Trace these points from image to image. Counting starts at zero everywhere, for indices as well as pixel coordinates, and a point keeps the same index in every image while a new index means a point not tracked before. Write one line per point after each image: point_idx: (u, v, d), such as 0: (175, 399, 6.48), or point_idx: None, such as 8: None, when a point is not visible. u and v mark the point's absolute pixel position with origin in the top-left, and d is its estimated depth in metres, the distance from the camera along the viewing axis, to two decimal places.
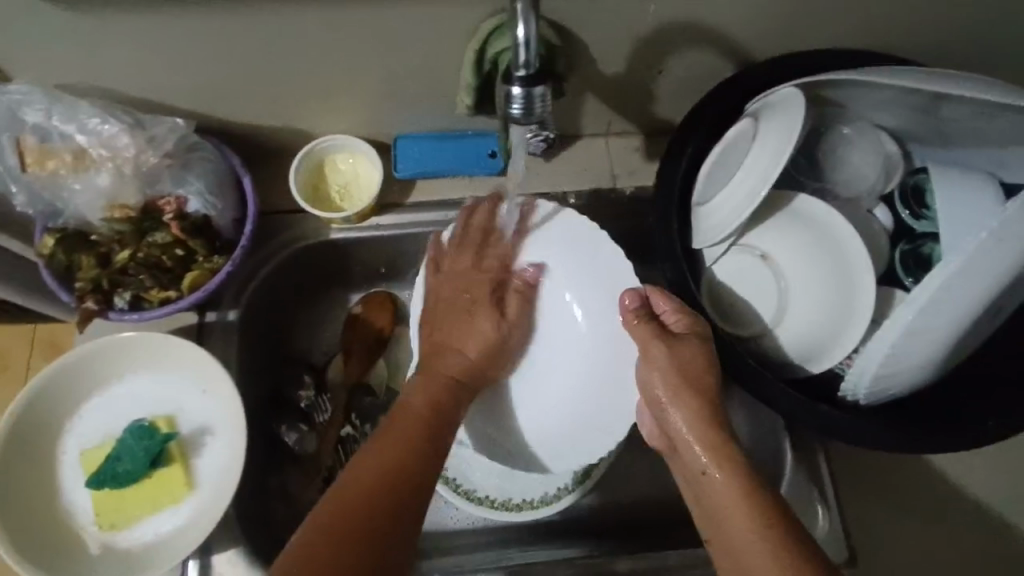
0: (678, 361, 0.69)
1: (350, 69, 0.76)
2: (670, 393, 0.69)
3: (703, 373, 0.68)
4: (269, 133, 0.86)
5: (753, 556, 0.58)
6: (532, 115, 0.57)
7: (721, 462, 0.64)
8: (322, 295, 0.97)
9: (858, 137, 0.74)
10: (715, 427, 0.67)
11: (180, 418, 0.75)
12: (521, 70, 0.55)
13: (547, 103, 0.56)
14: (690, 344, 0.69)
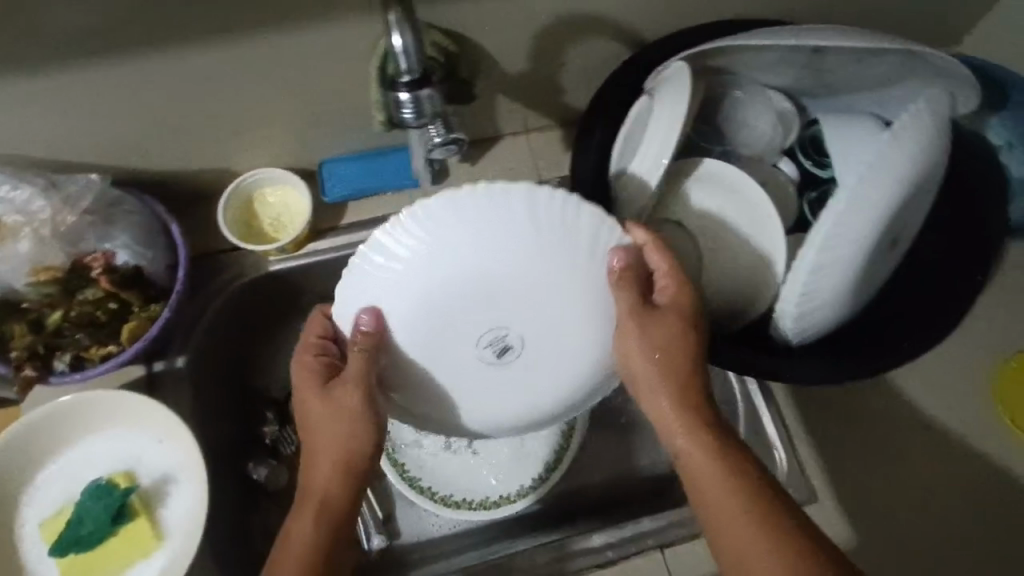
0: (656, 338, 0.66)
1: (259, 103, 0.78)
2: (647, 372, 0.67)
3: (683, 349, 0.67)
4: (191, 178, 0.86)
5: (740, 537, 0.60)
6: (424, 116, 0.60)
7: (707, 441, 0.64)
8: (277, 329, 0.97)
9: (751, 98, 0.78)
10: (695, 405, 0.66)
11: (139, 471, 0.74)
12: (405, 77, 0.58)
13: (438, 103, 0.60)
14: (672, 318, 0.66)
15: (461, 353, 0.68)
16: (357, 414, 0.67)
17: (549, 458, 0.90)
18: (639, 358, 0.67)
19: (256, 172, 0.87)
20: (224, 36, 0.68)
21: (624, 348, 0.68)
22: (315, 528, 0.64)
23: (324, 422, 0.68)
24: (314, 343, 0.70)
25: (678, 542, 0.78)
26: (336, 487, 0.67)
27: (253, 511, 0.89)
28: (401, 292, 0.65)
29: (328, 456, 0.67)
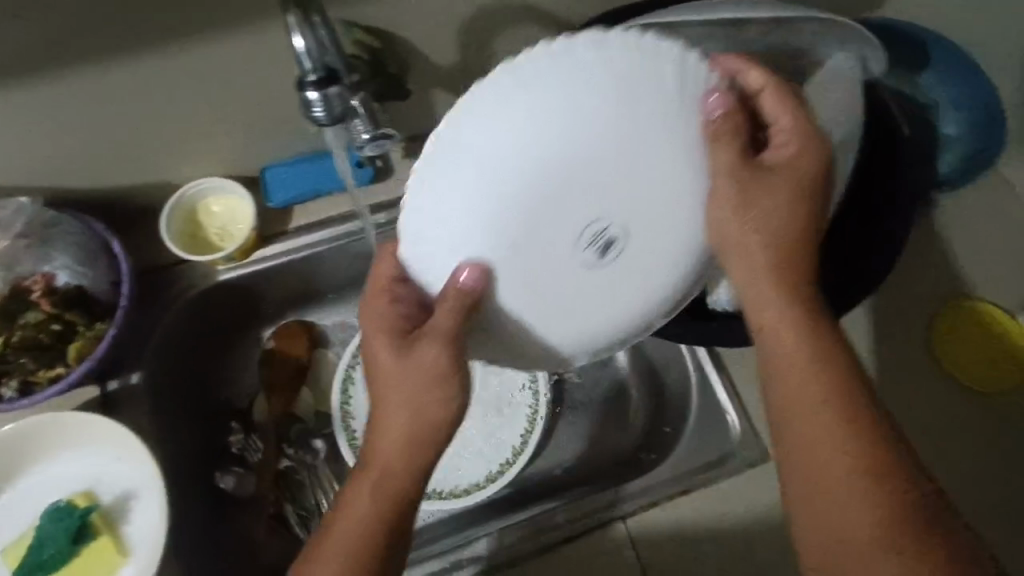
0: (765, 202, 0.58)
1: (190, 114, 0.78)
2: (748, 241, 0.59)
3: (785, 246, 0.59)
4: (130, 195, 0.85)
5: (821, 442, 0.55)
6: (336, 114, 0.59)
7: (810, 364, 0.56)
8: (234, 339, 0.97)
9: None
10: (806, 315, 0.58)
11: (99, 489, 0.74)
12: (310, 76, 0.57)
13: (348, 99, 0.58)
14: (786, 184, 0.58)
15: (558, 243, 0.59)
16: (433, 360, 0.58)
17: (515, 442, 0.91)
18: (738, 246, 0.60)
19: (200, 181, 0.86)
20: (140, 48, 0.67)
21: (724, 227, 0.60)
22: (383, 489, 0.60)
23: (402, 369, 0.59)
24: (382, 284, 0.60)
25: (638, 510, 0.80)
26: (414, 440, 0.60)
27: (223, 521, 0.89)
28: (472, 185, 0.55)
29: (404, 407, 0.59)
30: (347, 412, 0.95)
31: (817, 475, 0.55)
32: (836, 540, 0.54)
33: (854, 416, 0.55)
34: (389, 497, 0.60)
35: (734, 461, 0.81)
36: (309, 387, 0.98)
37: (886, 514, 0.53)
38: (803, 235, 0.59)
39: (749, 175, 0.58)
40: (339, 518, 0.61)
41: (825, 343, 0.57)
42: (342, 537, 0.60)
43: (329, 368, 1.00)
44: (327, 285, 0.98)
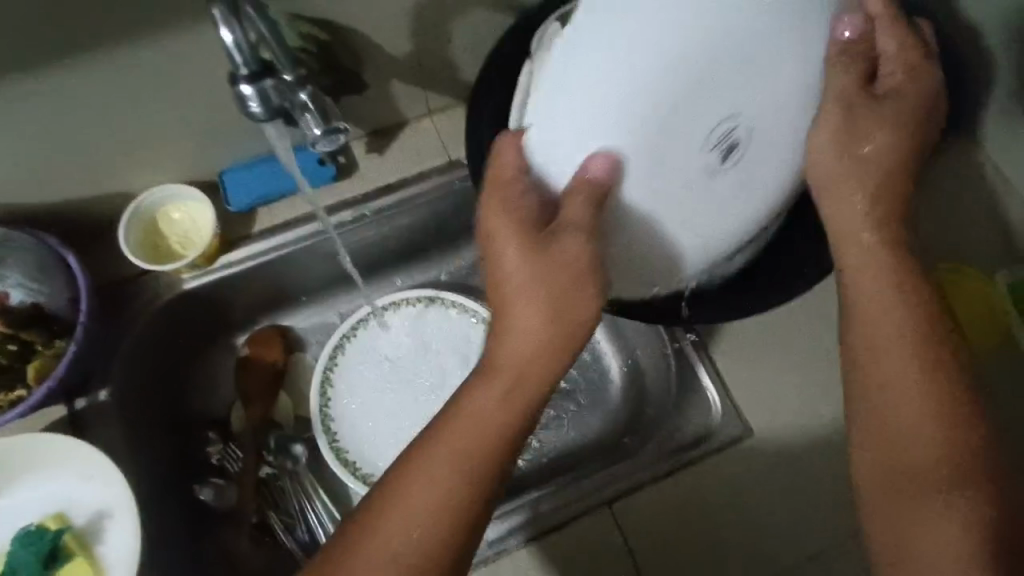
0: (899, 125, 0.61)
1: (139, 120, 0.76)
2: (846, 169, 0.62)
3: (888, 180, 0.62)
4: (85, 208, 0.83)
5: (894, 358, 0.60)
6: (271, 107, 0.60)
7: (896, 306, 0.61)
8: (209, 347, 0.96)
9: None
10: (892, 264, 0.62)
11: (71, 512, 0.72)
12: (244, 70, 0.58)
13: (283, 91, 0.60)
14: (897, 113, 0.61)
15: (681, 143, 0.61)
16: (570, 260, 0.57)
17: None
18: (836, 173, 0.62)
19: (164, 187, 0.84)
20: (75, 54, 0.65)
21: (821, 157, 0.63)
22: (501, 408, 0.58)
23: (534, 266, 0.57)
24: (509, 175, 0.60)
25: (623, 496, 0.79)
26: (540, 346, 0.58)
27: (206, 536, 0.87)
28: (678, 52, 0.57)
29: (529, 312, 0.58)
30: (326, 415, 0.94)
31: (883, 405, 0.60)
32: (893, 466, 0.59)
33: (932, 359, 0.60)
34: (503, 411, 0.58)
35: (716, 438, 0.81)
36: (287, 392, 0.96)
37: (945, 453, 0.58)
38: (909, 166, 0.62)
39: (863, 102, 0.61)
40: (447, 427, 0.58)
41: (910, 291, 0.61)
42: (448, 446, 0.57)
43: (307, 371, 0.99)
44: (298, 287, 0.96)
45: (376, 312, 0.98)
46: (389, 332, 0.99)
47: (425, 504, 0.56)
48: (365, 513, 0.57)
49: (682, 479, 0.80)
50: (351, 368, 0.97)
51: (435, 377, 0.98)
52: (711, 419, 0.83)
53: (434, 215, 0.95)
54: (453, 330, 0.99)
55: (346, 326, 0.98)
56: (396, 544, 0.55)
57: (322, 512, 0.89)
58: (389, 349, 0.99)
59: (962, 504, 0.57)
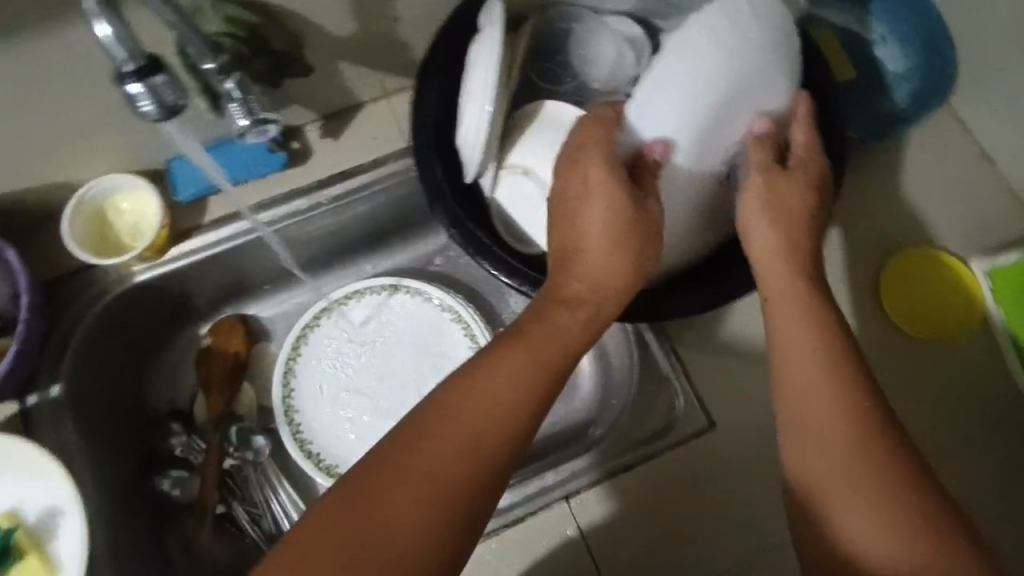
0: (789, 195, 0.63)
1: (73, 107, 0.73)
2: (753, 215, 0.64)
3: (793, 238, 0.63)
4: (28, 198, 0.81)
5: (819, 400, 0.57)
6: (170, 108, 0.52)
7: (808, 324, 0.60)
8: (169, 337, 0.95)
9: (587, 29, 0.74)
10: (809, 293, 0.62)
11: (25, 510, 0.72)
12: (128, 67, 0.49)
13: (179, 89, 0.51)
14: (800, 184, 0.64)
15: (707, 159, 0.68)
16: (647, 211, 0.61)
17: None
18: (755, 221, 0.64)
19: (110, 179, 0.82)
20: None
21: (750, 215, 0.64)
22: (578, 333, 0.59)
23: (611, 205, 0.60)
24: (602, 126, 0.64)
25: (581, 490, 0.78)
26: (604, 284, 0.60)
27: (170, 525, 0.88)
28: (732, 73, 0.65)
29: (608, 238, 0.60)
30: (289, 407, 0.93)
31: (807, 431, 0.57)
32: (825, 475, 0.55)
33: (849, 377, 0.57)
34: (553, 355, 0.57)
35: (678, 430, 0.79)
36: (250, 381, 0.96)
37: (863, 461, 0.54)
38: (812, 227, 0.64)
39: (781, 174, 0.64)
40: (499, 360, 0.56)
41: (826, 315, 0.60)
42: (499, 377, 0.55)
43: (270, 360, 0.98)
44: (257, 277, 0.95)
45: (337, 303, 0.97)
46: (352, 323, 0.97)
47: (474, 429, 0.53)
48: (416, 423, 0.53)
49: (647, 471, 0.78)
50: (314, 359, 0.96)
51: (398, 368, 0.96)
52: (672, 416, 0.80)
53: (392, 201, 0.92)
54: (416, 320, 0.97)
55: (309, 316, 0.96)
56: (459, 444, 0.52)
57: (286, 502, 0.89)
58: (351, 340, 0.97)
59: (890, 506, 0.52)
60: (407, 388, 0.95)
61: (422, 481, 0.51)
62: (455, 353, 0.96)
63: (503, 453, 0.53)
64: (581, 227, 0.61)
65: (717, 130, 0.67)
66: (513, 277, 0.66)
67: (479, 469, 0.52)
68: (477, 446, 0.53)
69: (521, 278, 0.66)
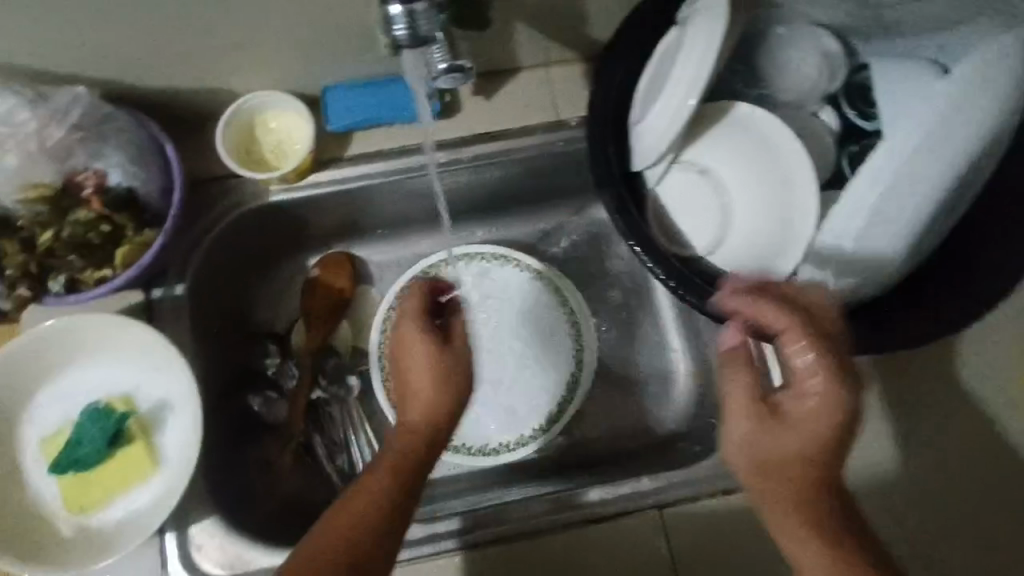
0: (769, 421, 0.57)
1: (259, 22, 0.71)
2: (754, 439, 0.57)
3: (768, 455, 0.56)
4: (186, 101, 0.80)
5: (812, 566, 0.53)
6: (417, 36, 0.57)
7: (788, 485, 0.56)
8: (280, 260, 0.95)
9: (793, 37, 0.70)
10: (810, 499, 0.55)
11: (137, 397, 0.74)
12: None
13: (432, 19, 0.57)
14: (796, 408, 0.56)
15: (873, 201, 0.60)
16: (454, 360, 0.70)
17: (551, 410, 0.92)
18: (748, 443, 0.57)
19: (285, 98, 0.81)
20: None
21: (747, 445, 0.57)
22: (424, 435, 0.68)
23: (408, 354, 0.70)
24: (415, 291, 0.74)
25: (675, 502, 0.76)
26: (439, 409, 0.69)
27: (252, 445, 0.88)
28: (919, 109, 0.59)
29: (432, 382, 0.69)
30: (383, 353, 0.93)
31: None
32: None
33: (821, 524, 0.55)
34: (421, 455, 0.67)
35: None
36: (349, 320, 0.96)
37: None
38: (819, 457, 0.55)
39: (763, 403, 0.58)
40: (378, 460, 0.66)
41: (824, 455, 0.55)
42: (380, 466, 0.65)
43: (370, 303, 0.98)
44: (377, 220, 0.95)
45: (447, 262, 0.96)
46: (458, 283, 0.96)
47: (360, 512, 0.61)
48: (330, 511, 0.62)
49: (743, 501, 0.75)
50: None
51: (494, 339, 0.95)
52: (582, 503, 0.76)
53: (529, 172, 0.90)
54: (523, 296, 0.96)
55: (417, 268, 0.95)
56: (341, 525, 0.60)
57: (365, 445, 0.91)
58: (451, 299, 0.96)
59: None
60: (499, 360, 0.94)
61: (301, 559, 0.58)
62: (557, 335, 0.94)
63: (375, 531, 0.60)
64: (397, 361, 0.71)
65: (936, 219, 0.60)
66: (663, 268, 0.65)
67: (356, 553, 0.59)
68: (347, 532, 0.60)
69: (669, 269, 0.65)
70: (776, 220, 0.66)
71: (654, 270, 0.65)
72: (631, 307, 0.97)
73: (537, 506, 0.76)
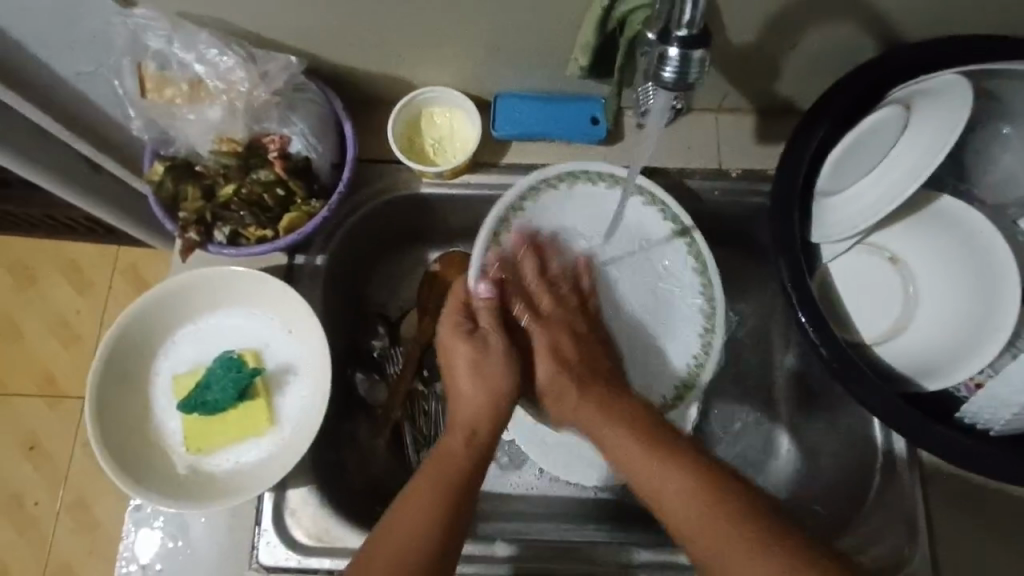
0: (545, 362, 0.76)
1: (467, 23, 0.72)
2: (563, 389, 0.75)
3: (588, 388, 0.73)
4: (367, 83, 0.82)
5: (665, 487, 0.63)
6: (685, 80, 0.55)
7: (604, 414, 0.71)
8: (404, 249, 0.95)
9: (1020, 140, 0.66)
10: (626, 425, 0.69)
11: (266, 354, 0.77)
12: (683, 30, 0.53)
13: (704, 69, 0.54)
14: (541, 349, 0.77)
15: None
16: (501, 376, 0.73)
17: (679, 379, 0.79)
18: (559, 385, 0.75)
19: (461, 97, 0.82)
20: None
21: (563, 396, 0.75)
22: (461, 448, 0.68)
23: (457, 365, 0.73)
24: (459, 303, 0.76)
25: None
26: (477, 417, 0.71)
27: (348, 420, 0.89)
28: None
29: (469, 373, 0.72)
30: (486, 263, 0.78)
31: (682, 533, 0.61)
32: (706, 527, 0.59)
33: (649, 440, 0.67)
34: (465, 460, 0.67)
35: None
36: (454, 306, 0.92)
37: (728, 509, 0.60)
38: (594, 382, 0.74)
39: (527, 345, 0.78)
40: (430, 465, 0.66)
41: (590, 383, 0.74)
42: (436, 469, 0.65)
43: None
44: None
45: (592, 176, 0.80)
46: (591, 211, 0.81)
47: (417, 512, 0.61)
48: (394, 513, 0.62)
49: None
50: (529, 225, 0.80)
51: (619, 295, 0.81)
52: (600, 562, 0.73)
53: None
54: (671, 262, 0.80)
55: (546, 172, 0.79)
56: (429, 497, 0.63)
57: None
58: (588, 226, 0.82)
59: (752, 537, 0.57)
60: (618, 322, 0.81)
61: (384, 525, 0.61)
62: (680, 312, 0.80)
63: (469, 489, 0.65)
64: (452, 371, 0.74)
65: None
66: (827, 346, 0.62)
67: (419, 542, 0.60)
68: (456, 485, 0.64)
69: (833, 348, 0.62)
70: (956, 342, 0.62)
71: (819, 348, 0.63)
72: (745, 369, 0.91)
73: (636, 554, 0.73)
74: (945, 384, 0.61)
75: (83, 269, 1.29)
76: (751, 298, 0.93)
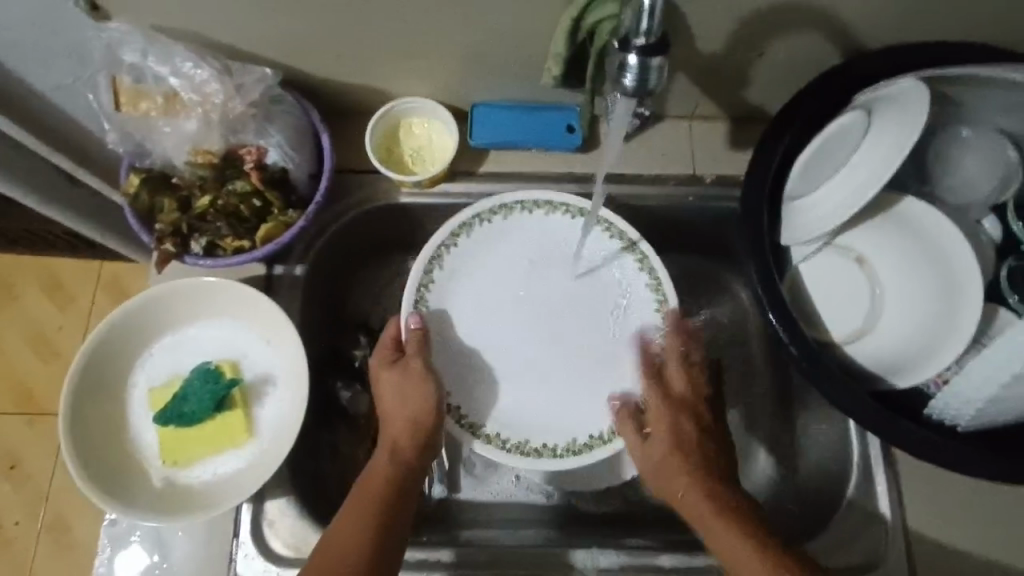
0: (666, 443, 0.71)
1: (441, 34, 0.73)
2: (682, 471, 0.69)
3: (694, 461, 0.70)
4: (345, 95, 0.83)
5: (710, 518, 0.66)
6: (644, 87, 0.56)
7: (693, 473, 0.69)
8: (384, 259, 0.95)
9: (978, 142, 0.68)
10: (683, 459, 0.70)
11: (244, 364, 0.77)
12: (641, 39, 0.54)
13: (662, 75, 0.56)
14: (666, 434, 0.71)
15: None
16: (421, 395, 0.73)
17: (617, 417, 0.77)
18: (676, 466, 0.70)
19: (438, 107, 0.83)
20: None
21: (669, 474, 0.70)
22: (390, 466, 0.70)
23: (385, 391, 0.73)
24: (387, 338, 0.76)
25: None
26: (403, 436, 0.72)
27: (328, 429, 0.88)
28: None
29: (393, 395, 0.73)
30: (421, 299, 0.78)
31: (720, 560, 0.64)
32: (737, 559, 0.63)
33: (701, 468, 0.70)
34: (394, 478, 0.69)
35: None
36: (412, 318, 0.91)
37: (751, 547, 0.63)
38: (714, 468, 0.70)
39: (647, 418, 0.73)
40: (363, 485, 0.69)
41: (706, 465, 0.70)
42: (369, 488, 0.68)
43: None
44: None
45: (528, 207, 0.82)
46: (532, 240, 0.82)
47: (349, 531, 0.65)
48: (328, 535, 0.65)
49: None
50: (465, 262, 0.81)
51: (562, 329, 0.80)
52: (580, 567, 0.73)
53: (652, 219, 0.88)
54: (632, 294, 0.80)
55: (486, 204, 0.81)
56: (361, 517, 0.66)
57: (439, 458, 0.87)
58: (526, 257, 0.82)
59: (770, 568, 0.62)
60: (560, 331, 0.80)
61: (321, 547, 0.65)
62: (632, 325, 0.79)
63: (398, 508, 0.68)
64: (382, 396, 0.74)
65: None
66: (798, 346, 0.63)
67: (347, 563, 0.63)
68: (387, 506, 0.67)
69: (803, 348, 0.63)
70: (921, 339, 0.63)
71: (789, 347, 0.64)
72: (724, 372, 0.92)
73: (616, 558, 0.73)
74: (912, 380, 0.63)
75: (64, 284, 1.28)
76: (728, 302, 0.94)
